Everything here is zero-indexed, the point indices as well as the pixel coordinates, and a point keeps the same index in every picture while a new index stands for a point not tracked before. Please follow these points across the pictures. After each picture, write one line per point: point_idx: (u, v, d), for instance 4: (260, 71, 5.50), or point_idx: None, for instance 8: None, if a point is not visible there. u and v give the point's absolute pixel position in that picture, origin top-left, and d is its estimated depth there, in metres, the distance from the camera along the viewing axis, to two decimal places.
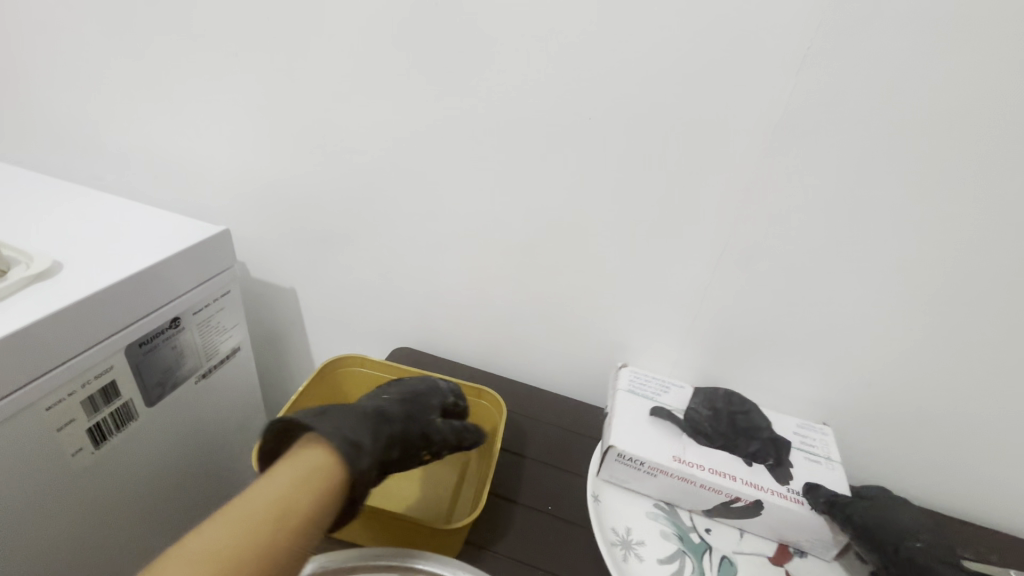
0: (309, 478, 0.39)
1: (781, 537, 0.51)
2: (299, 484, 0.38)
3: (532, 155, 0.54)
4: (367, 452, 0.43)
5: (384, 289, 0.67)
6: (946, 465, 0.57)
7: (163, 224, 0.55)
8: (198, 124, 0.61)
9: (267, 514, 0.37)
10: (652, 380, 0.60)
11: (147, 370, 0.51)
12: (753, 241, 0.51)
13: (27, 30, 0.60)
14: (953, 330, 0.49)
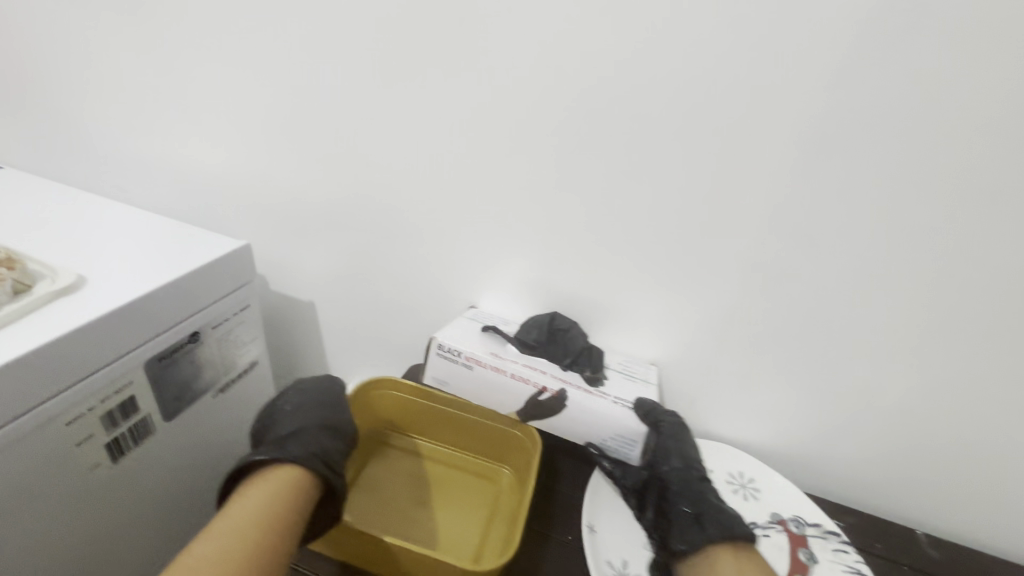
0: (290, 489, 0.42)
1: (587, 437, 0.51)
2: (274, 492, 0.41)
3: (551, 171, 0.52)
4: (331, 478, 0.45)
5: (401, 302, 0.67)
6: (988, 500, 0.53)
7: (186, 240, 0.55)
8: (228, 140, 0.63)
9: (244, 525, 0.38)
10: (492, 318, 0.61)
11: (165, 384, 0.51)
12: (782, 264, 0.49)
13: (75, 57, 0.64)
14: (992, 358, 0.47)
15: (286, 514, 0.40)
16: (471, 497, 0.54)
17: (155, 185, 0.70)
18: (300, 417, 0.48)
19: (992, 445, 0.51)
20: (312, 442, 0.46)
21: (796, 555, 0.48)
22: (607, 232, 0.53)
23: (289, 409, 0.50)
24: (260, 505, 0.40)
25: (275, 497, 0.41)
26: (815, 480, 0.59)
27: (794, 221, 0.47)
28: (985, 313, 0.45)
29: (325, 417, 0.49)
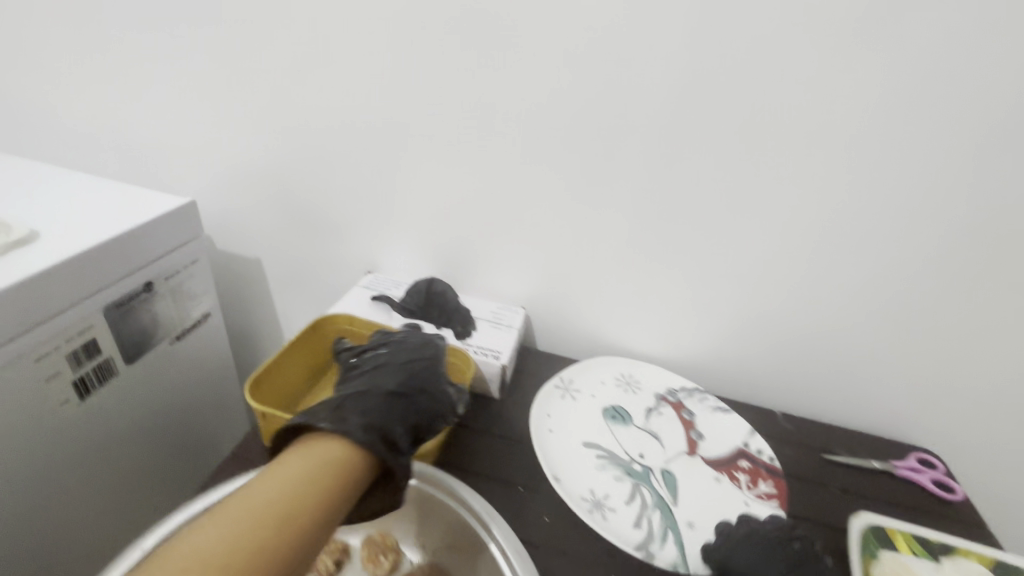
0: (338, 468, 0.39)
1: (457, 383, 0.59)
2: (322, 469, 0.39)
3: (468, 123, 0.60)
4: (391, 451, 0.42)
5: (344, 253, 0.72)
6: (843, 389, 0.64)
7: (132, 198, 0.59)
8: (173, 105, 0.67)
9: (280, 506, 0.37)
10: (389, 281, 0.69)
11: (124, 329, 0.56)
12: (663, 193, 0.58)
13: (12, 31, 0.67)
14: (830, 267, 0.57)
15: (331, 502, 0.38)
16: None
17: (102, 153, 0.73)
18: (374, 381, 0.46)
19: (842, 339, 0.61)
20: (379, 419, 0.43)
21: (682, 416, 0.60)
22: (526, 175, 0.61)
23: (374, 371, 0.48)
24: (303, 487, 0.38)
25: (320, 480, 0.38)
26: (710, 383, 0.69)
27: (671, 155, 0.56)
28: (828, 223, 0.55)
29: (407, 387, 0.46)
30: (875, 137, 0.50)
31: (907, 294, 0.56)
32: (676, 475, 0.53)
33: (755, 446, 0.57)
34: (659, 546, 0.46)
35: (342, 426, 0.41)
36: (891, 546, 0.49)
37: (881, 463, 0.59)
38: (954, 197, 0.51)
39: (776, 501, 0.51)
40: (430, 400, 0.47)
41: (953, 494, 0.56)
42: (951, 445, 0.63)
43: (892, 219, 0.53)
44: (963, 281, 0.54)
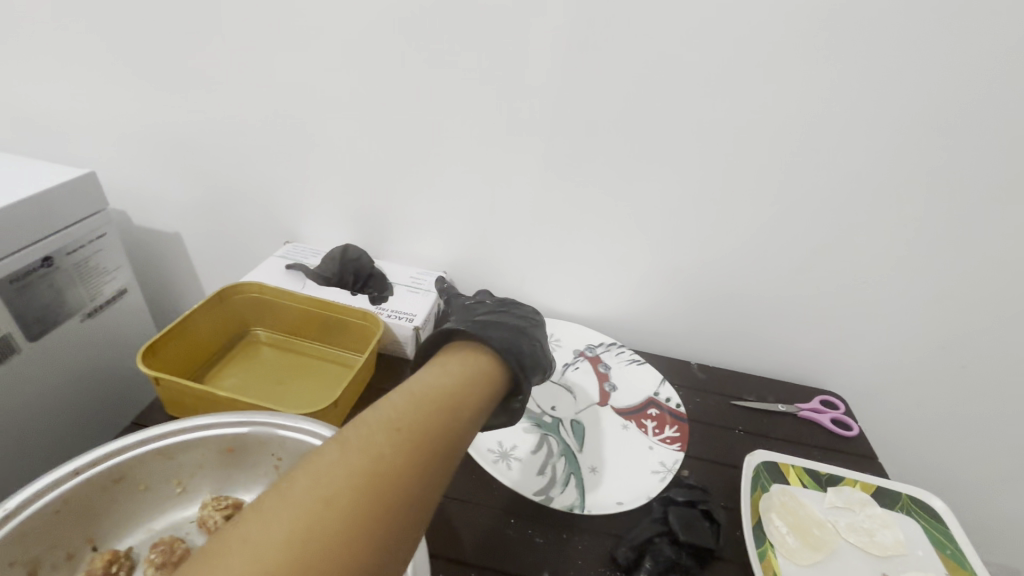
0: (483, 380, 0.35)
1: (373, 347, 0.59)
2: (466, 381, 0.33)
3: (371, 83, 0.59)
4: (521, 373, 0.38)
5: (263, 223, 0.71)
6: (751, 331, 0.67)
7: (25, 172, 0.57)
8: (62, 74, 0.64)
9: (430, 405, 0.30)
10: (307, 250, 0.69)
11: (22, 305, 0.54)
12: (569, 149, 0.59)
13: None
14: (730, 214, 0.59)
15: (469, 423, 0.32)
16: (321, 378, 0.56)
17: None
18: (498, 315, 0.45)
19: (746, 284, 0.64)
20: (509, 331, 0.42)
21: (598, 369, 0.62)
22: (435, 135, 0.61)
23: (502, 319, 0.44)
24: (427, 402, 0.30)
25: (456, 391, 0.32)
26: (629, 335, 0.72)
27: (573, 111, 0.57)
28: (724, 172, 0.57)
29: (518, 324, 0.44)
30: (761, 85, 0.51)
31: (799, 238, 0.59)
32: (585, 424, 0.55)
33: (664, 395, 0.59)
34: (560, 490, 0.47)
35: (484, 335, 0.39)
36: (782, 479, 0.52)
37: (785, 405, 0.62)
38: (836, 143, 0.53)
39: (678, 444, 0.53)
40: (536, 339, 0.42)
41: (848, 430, 0.60)
42: (845, 378, 0.69)
43: (781, 165, 0.55)
44: (848, 224, 0.57)
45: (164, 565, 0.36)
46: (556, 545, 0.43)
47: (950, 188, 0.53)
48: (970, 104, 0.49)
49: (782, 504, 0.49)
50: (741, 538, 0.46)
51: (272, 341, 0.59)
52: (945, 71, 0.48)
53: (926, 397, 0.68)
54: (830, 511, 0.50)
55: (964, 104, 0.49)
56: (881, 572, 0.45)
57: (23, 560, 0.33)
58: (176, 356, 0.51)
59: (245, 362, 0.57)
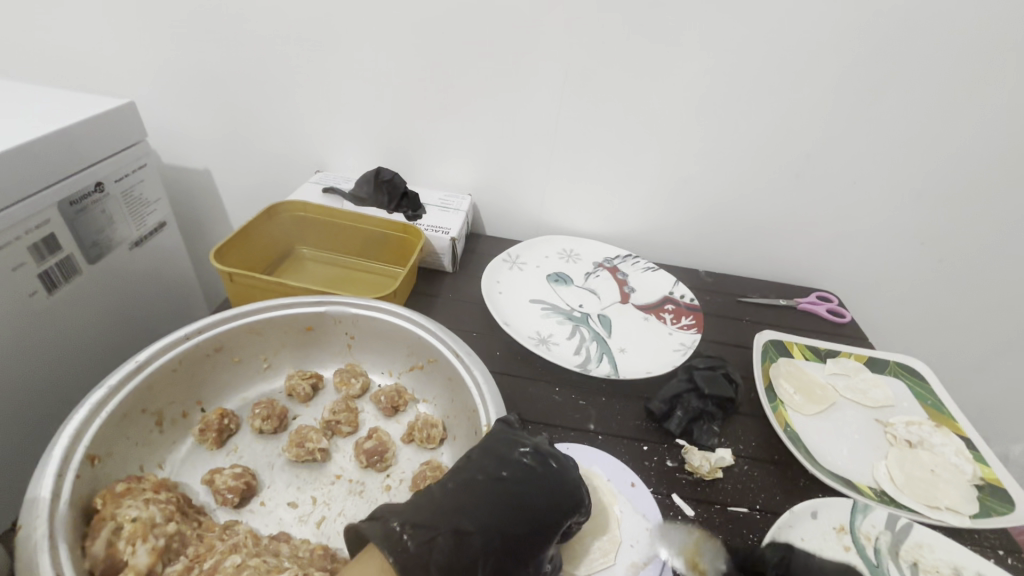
0: None
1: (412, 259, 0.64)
2: None
3: (395, 10, 0.61)
4: None
5: (291, 155, 0.74)
6: (753, 239, 0.74)
7: (66, 100, 0.59)
8: (82, 9, 0.64)
9: None
10: (338, 178, 0.72)
11: (80, 226, 0.57)
12: (586, 71, 0.62)
13: None
14: (736, 129, 0.64)
15: None
16: (367, 287, 0.61)
17: (13, 63, 0.69)
18: (494, 509, 0.33)
19: (749, 195, 0.70)
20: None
21: (617, 276, 0.68)
22: (458, 61, 0.64)
23: (510, 481, 0.34)
24: None
25: None
26: (641, 250, 0.77)
27: (590, 32, 0.60)
28: (735, 82, 0.61)
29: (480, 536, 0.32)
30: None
31: (799, 145, 0.64)
32: (611, 318, 0.61)
33: (680, 292, 0.65)
34: (595, 365, 0.53)
35: (431, 529, 0.31)
36: (787, 353, 0.59)
37: (787, 300, 0.68)
38: (836, 51, 0.57)
39: (694, 329, 0.59)
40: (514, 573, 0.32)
41: (842, 318, 0.67)
42: (835, 279, 0.76)
43: (785, 77, 0.60)
44: (843, 131, 0.63)
45: (268, 418, 0.41)
46: (597, 406, 0.50)
47: (937, 90, 0.58)
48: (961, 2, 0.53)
49: (788, 372, 0.56)
50: (756, 398, 0.53)
51: (317, 257, 0.64)
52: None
53: (907, 292, 0.76)
54: (829, 377, 0.57)
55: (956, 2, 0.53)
56: (874, 418, 0.53)
57: (149, 410, 0.38)
58: (237, 261, 0.55)
59: (296, 274, 0.62)
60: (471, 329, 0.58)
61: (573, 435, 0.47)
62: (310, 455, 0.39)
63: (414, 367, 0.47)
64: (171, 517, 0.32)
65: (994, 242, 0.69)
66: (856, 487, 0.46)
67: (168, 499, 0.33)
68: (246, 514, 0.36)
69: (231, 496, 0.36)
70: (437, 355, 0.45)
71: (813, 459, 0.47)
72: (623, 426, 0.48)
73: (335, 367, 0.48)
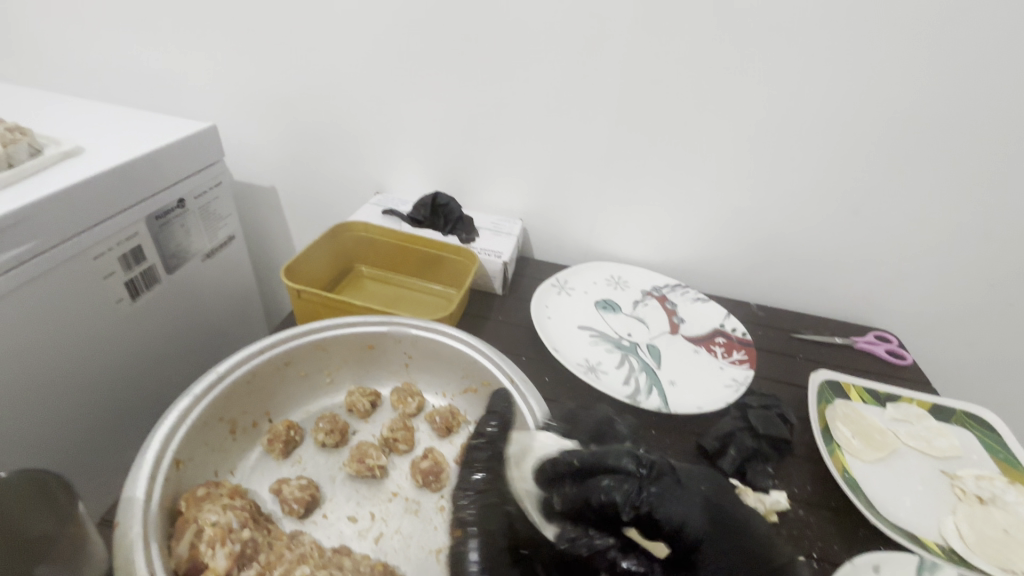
0: None
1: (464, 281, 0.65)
2: None
3: (462, 45, 0.64)
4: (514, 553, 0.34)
5: (353, 176, 0.78)
6: (809, 273, 0.72)
7: (158, 122, 0.64)
8: (179, 41, 0.70)
9: None
10: (395, 199, 0.75)
11: (162, 237, 0.62)
12: (643, 104, 0.64)
13: None
14: (795, 163, 0.64)
15: None
16: (422, 307, 0.63)
17: (115, 87, 0.76)
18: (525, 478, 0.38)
19: (806, 229, 0.69)
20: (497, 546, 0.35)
21: (666, 305, 0.67)
22: (518, 92, 0.66)
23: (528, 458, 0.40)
24: None
25: None
26: (691, 279, 0.77)
27: (649, 67, 0.61)
28: (797, 114, 0.61)
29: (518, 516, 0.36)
30: (839, 26, 0.55)
31: (860, 182, 0.63)
32: (660, 348, 0.61)
33: (730, 326, 0.64)
34: (645, 396, 0.53)
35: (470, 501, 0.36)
36: (845, 395, 0.57)
37: (843, 339, 0.66)
38: (901, 89, 0.57)
39: (746, 364, 0.58)
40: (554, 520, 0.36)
41: (902, 360, 0.64)
42: (895, 319, 0.73)
43: (846, 114, 0.59)
44: (908, 168, 0.61)
45: (331, 433, 0.43)
46: (646, 439, 0.49)
47: (1010, 130, 0.57)
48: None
49: (846, 415, 0.54)
50: (811, 440, 0.52)
51: (374, 275, 0.67)
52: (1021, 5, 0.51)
53: (974, 336, 0.72)
54: (890, 422, 0.55)
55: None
56: (940, 470, 0.50)
57: (225, 419, 0.41)
58: (303, 278, 0.58)
59: (354, 291, 0.64)
60: (521, 353, 0.59)
61: None
62: (369, 471, 0.41)
63: (467, 390, 0.49)
64: (246, 524, 0.34)
65: None
66: (922, 543, 0.44)
67: (242, 506, 0.35)
68: (309, 526, 0.38)
69: (297, 507, 0.38)
70: (492, 380, 0.46)
71: (874, 507, 0.46)
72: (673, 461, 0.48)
73: (391, 385, 0.50)
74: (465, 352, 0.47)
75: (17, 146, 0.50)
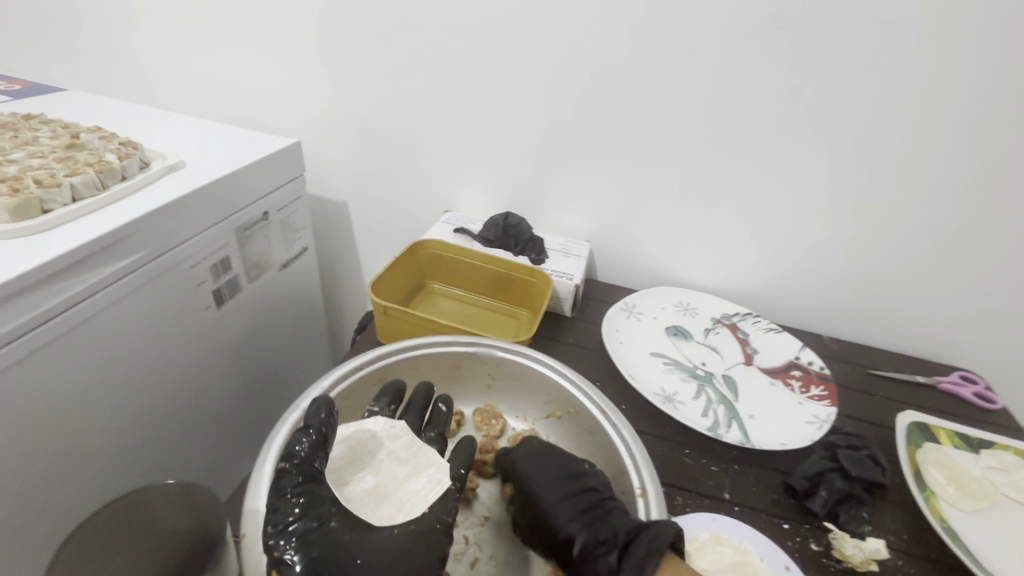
0: None
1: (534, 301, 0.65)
2: None
3: (542, 70, 0.65)
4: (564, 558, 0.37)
5: (422, 193, 0.79)
6: (887, 308, 0.70)
7: (249, 138, 0.67)
8: (269, 61, 0.73)
9: None
10: (464, 218, 0.76)
11: (247, 250, 0.64)
12: (724, 132, 0.63)
13: None
14: (880, 196, 0.62)
15: None
16: (493, 327, 0.63)
17: (204, 102, 0.80)
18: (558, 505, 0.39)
19: (882, 263, 0.67)
20: (383, 569, 0.33)
21: (738, 335, 0.66)
22: (594, 117, 0.67)
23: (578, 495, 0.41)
24: None
25: None
26: (759, 308, 0.75)
27: (731, 96, 0.61)
28: (888, 145, 0.59)
29: (365, 541, 0.34)
30: (943, 57, 0.53)
31: (951, 218, 0.61)
32: (736, 379, 0.60)
33: (807, 359, 0.62)
34: (726, 430, 0.52)
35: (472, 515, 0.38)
36: (935, 439, 0.54)
37: (926, 378, 0.64)
38: (1001, 124, 0.55)
39: (828, 401, 0.56)
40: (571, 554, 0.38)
41: (992, 404, 0.61)
42: (981, 359, 0.70)
43: (940, 147, 0.58)
44: (1003, 206, 0.59)
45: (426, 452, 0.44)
46: (730, 475, 0.49)
47: None
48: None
49: (938, 460, 0.52)
50: (903, 485, 0.50)
51: (446, 292, 0.68)
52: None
53: None
54: (986, 471, 0.52)
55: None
56: None
57: None
58: (383, 295, 0.60)
59: (427, 308, 0.66)
60: (595, 378, 0.58)
61: (708, 504, 0.46)
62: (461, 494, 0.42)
63: (550, 415, 0.49)
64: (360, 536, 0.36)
65: None
66: None
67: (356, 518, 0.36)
68: None
69: None
70: (577, 407, 0.46)
71: (978, 560, 0.43)
72: (759, 499, 0.47)
73: (473, 406, 0.50)
74: (547, 377, 0.47)
75: (130, 160, 0.53)
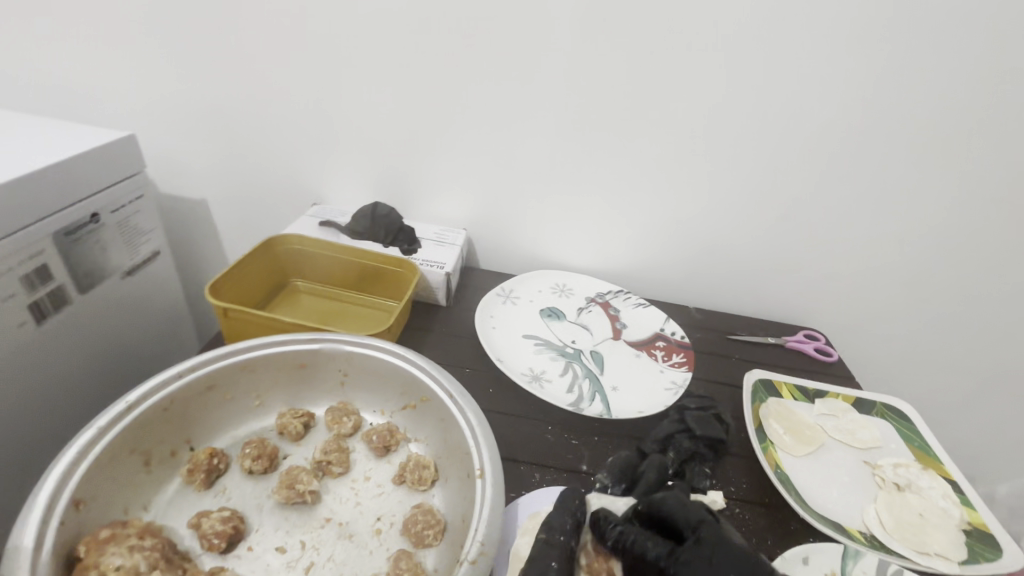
0: None
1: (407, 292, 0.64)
2: None
3: (401, 56, 0.64)
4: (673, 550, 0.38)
5: (290, 187, 0.75)
6: (743, 277, 0.75)
7: (70, 131, 0.59)
8: (97, 46, 0.66)
9: None
10: (334, 211, 0.73)
11: (74, 255, 0.57)
12: (583, 116, 0.65)
13: None
14: (726, 172, 0.67)
15: None
16: (361, 321, 0.61)
17: (25, 92, 0.70)
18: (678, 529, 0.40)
19: (738, 235, 0.72)
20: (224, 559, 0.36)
21: (609, 311, 0.68)
22: (459, 103, 0.66)
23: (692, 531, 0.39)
24: None
25: None
26: (634, 285, 0.78)
27: (586, 80, 0.62)
28: (729, 124, 0.63)
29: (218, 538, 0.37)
30: (765, 41, 0.58)
31: (786, 190, 0.67)
32: (603, 354, 0.62)
33: (670, 330, 0.66)
34: (589, 403, 0.54)
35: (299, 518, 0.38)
36: (777, 393, 0.59)
37: (776, 339, 0.70)
38: (817, 103, 0.61)
39: (685, 367, 0.60)
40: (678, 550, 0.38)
41: (829, 356, 0.68)
42: (825, 318, 0.77)
43: (771, 125, 0.63)
44: (827, 176, 0.66)
45: (258, 458, 0.41)
46: (589, 446, 0.50)
47: (910, 141, 0.62)
48: (944, 54, 0.57)
49: (777, 412, 0.57)
50: (746, 438, 0.54)
51: (312, 288, 0.64)
52: (925, 26, 0.56)
53: (893, 331, 0.78)
54: (818, 417, 0.57)
55: (938, 55, 0.57)
56: (862, 460, 0.53)
57: (138, 449, 0.38)
58: (231, 295, 0.56)
59: (290, 306, 0.62)
60: (466, 365, 0.58)
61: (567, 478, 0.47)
62: (300, 497, 0.39)
63: (407, 406, 0.47)
64: (155, 566, 0.33)
65: (974, 284, 0.71)
66: (847, 532, 0.46)
67: (152, 546, 0.34)
68: (232, 561, 0.36)
69: (218, 541, 0.36)
70: (430, 395, 0.45)
71: (804, 501, 0.48)
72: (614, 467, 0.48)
73: (328, 404, 0.48)
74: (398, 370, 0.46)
75: None
